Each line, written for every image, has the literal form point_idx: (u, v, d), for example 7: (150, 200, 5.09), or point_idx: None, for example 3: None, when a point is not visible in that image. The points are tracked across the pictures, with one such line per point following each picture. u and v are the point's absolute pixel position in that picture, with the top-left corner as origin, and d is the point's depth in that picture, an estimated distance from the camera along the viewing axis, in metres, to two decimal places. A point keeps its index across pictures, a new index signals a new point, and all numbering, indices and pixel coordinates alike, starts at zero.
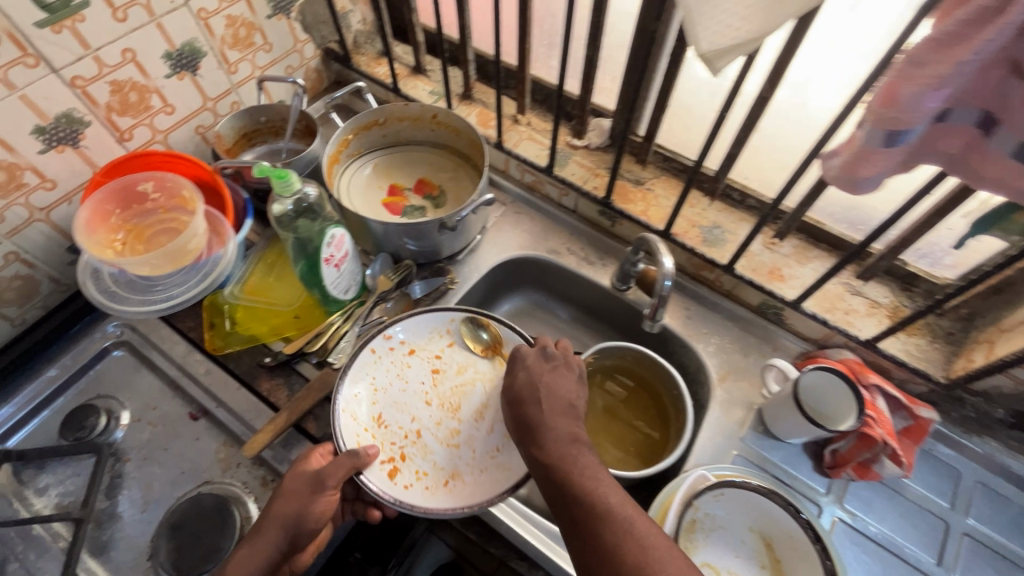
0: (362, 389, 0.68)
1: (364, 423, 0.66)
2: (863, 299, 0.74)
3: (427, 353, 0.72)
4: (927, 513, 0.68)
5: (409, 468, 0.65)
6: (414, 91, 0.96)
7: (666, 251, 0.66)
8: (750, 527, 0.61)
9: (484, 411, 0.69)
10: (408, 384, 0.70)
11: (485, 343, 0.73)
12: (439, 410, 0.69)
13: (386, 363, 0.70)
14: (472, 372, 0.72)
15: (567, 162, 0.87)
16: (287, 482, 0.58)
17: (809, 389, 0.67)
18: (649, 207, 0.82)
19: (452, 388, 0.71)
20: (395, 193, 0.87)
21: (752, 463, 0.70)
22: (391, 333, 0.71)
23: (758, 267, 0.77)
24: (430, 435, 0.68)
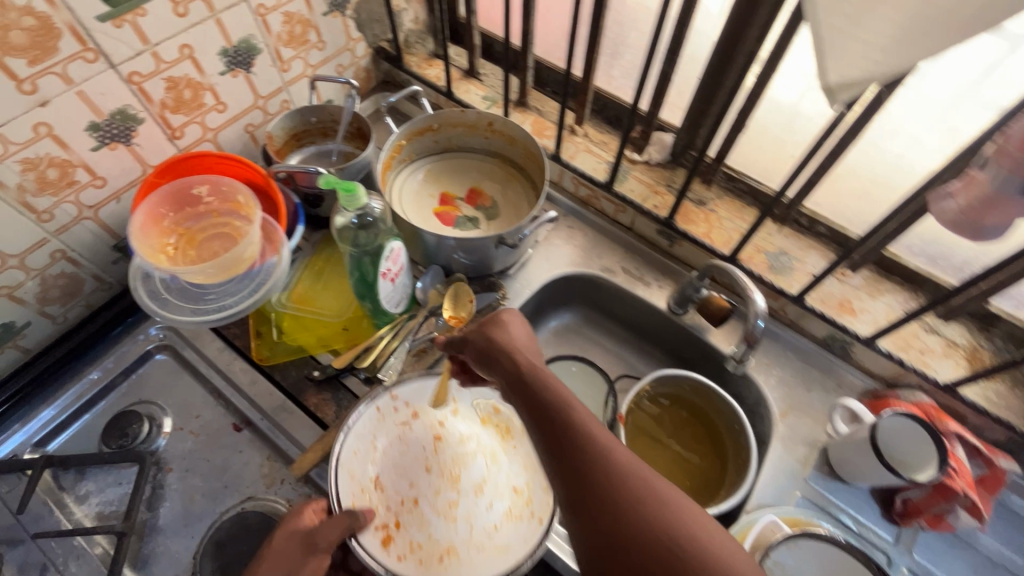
0: (361, 447, 0.62)
1: (362, 484, 0.60)
2: (939, 339, 0.70)
3: (430, 417, 0.66)
4: (1002, 569, 0.64)
5: (402, 539, 0.58)
6: (466, 95, 0.93)
7: (756, 287, 0.63)
8: None
9: (486, 486, 0.63)
10: (408, 447, 0.64)
11: (492, 412, 0.67)
12: (439, 479, 0.63)
13: (388, 423, 0.64)
14: (475, 443, 0.65)
15: (626, 177, 0.84)
16: (275, 542, 0.53)
17: (887, 434, 0.62)
18: (712, 229, 0.79)
19: (454, 457, 0.64)
20: (446, 202, 0.84)
21: (816, 506, 0.67)
22: (397, 393, 0.66)
23: (828, 299, 0.73)
24: (427, 505, 0.61)
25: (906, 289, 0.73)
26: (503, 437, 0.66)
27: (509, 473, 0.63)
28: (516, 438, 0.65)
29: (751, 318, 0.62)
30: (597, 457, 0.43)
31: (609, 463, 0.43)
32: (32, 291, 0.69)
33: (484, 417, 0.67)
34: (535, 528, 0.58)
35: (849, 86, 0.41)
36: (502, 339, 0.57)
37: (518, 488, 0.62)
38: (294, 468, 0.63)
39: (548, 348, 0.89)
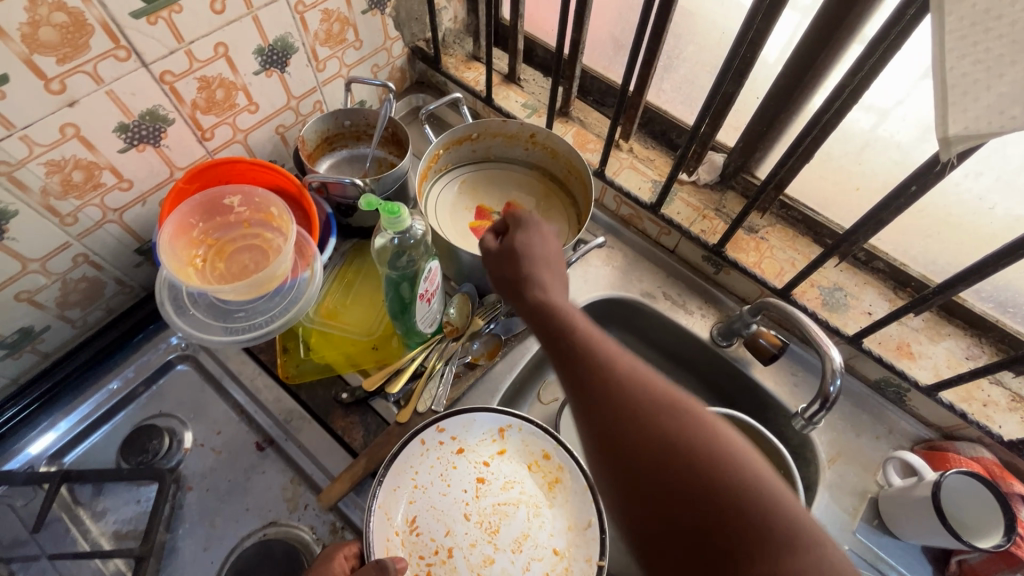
0: (401, 485, 0.61)
1: (397, 526, 0.59)
2: (1002, 390, 0.67)
3: (475, 456, 0.64)
4: None
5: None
6: (506, 101, 0.89)
7: (830, 339, 0.58)
8: None
9: (524, 544, 0.60)
10: (449, 488, 0.62)
11: (540, 458, 0.64)
12: (476, 529, 0.61)
13: (431, 459, 0.63)
14: (518, 491, 0.63)
15: (672, 198, 0.80)
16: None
17: (953, 495, 0.58)
18: (763, 258, 0.74)
19: (495, 506, 0.62)
20: (482, 216, 0.80)
21: (865, 562, 0.64)
22: (444, 426, 0.64)
23: (886, 342, 0.69)
24: (461, 558, 0.59)
25: (967, 334, 0.69)
26: (548, 488, 0.62)
27: (551, 533, 0.60)
28: (563, 492, 0.62)
29: (828, 377, 0.57)
30: (614, 381, 0.44)
31: (627, 385, 0.44)
32: (52, 295, 0.66)
33: (531, 461, 0.64)
34: None
35: (971, 139, 0.37)
36: (522, 254, 0.56)
37: (558, 552, 0.59)
38: (321, 497, 0.61)
39: None
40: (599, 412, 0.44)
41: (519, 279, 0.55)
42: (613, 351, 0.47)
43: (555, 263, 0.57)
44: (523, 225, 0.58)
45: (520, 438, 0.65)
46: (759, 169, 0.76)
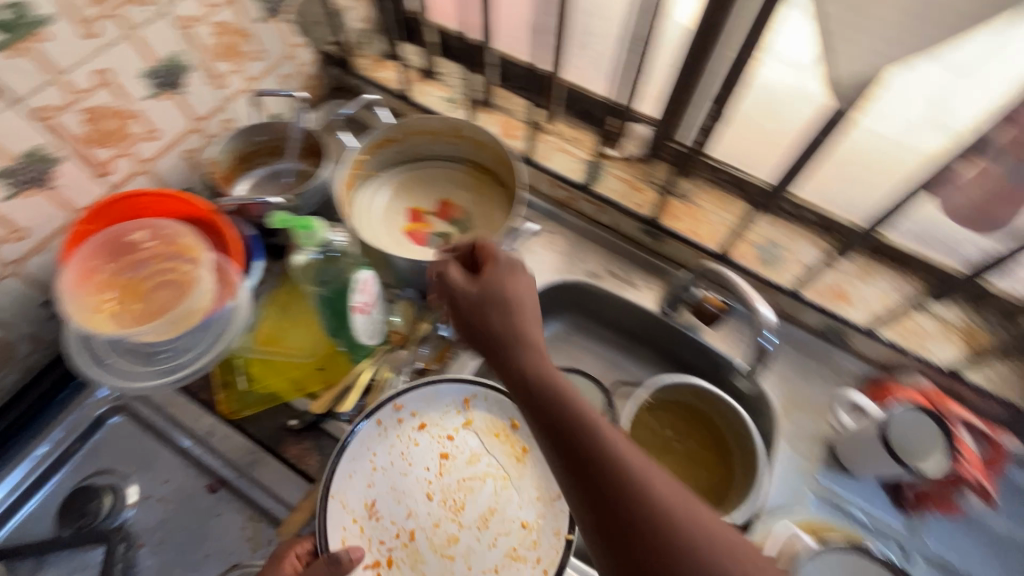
0: (357, 469, 0.61)
1: (355, 514, 0.59)
2: (932, 321, 0.69)
3: (438, 431, 0.64)
4: (1005, 544, 0.66)
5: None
6: (425, 97, 0.87)
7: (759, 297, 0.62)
8: None
9: (491, 519, 0.60)
10: (411, 467, 0.63)
11: (507, 427, 0.65)
12: (440, 508, 0.61)
13: (391, 437, 0.63)
14: (484, 465, 0.63)
15: (604, 175, 0.81)
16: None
17: (902, 433, 0.61)
18: (698, 224, 0.76)
19: (459, 482, 0.62)
20: (417, 219, 0.79)
21: (828, 504, 0.68)
22: (402, 404, 0.64)
23: (821, 288, 0.72)
24: (425, 538, 0.60)
25: None
26: (516, 460, 0.63)
27: (519, 505, 0.61)
28: (531, 464, 0.63)
29: None
30: (631, 498, 0.39)
31: (635, 496, 0.39)
32: None
33: (497, 432, 0.65)
34: None
35: None
36: (497, 330, 0.50)
37: (527, 524, 0.60)
38: (281, 532, 0.59)
39: None
40: (619, 538, 0.39)
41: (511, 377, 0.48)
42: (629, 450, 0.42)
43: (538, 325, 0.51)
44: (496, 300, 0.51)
45: (484, 408, 0.66)
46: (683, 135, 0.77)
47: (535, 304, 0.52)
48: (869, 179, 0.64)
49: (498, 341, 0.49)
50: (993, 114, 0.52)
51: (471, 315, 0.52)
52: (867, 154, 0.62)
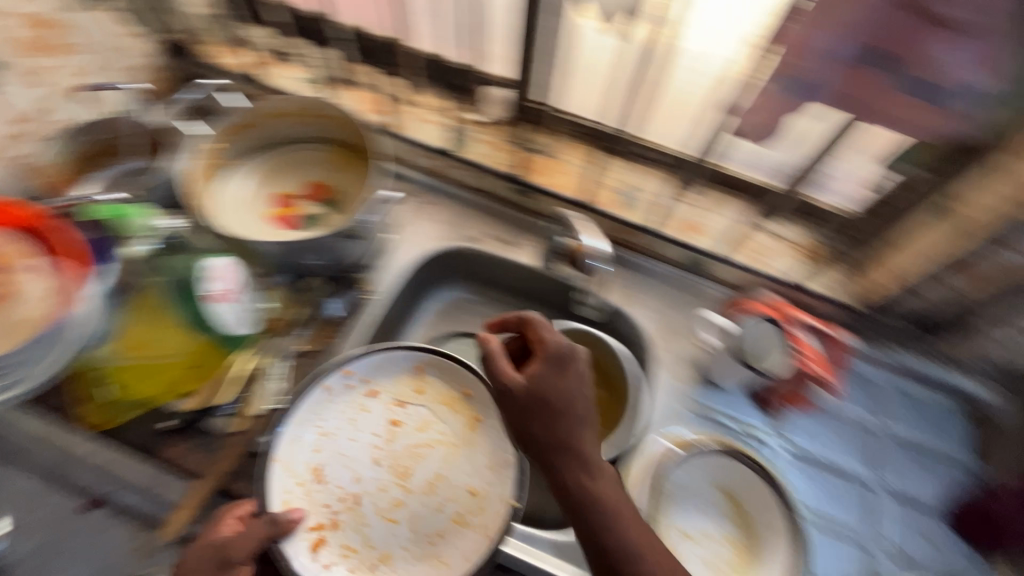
0: (306, 434, 0.64)
1: (301, 477, 0.62)
2: (776, 239, 0.78)
3: (387, 399, 0.68)
4: (854, 427, 0.76)
5: (337, 541, 0.61)
6: (281, 80, 0.86)
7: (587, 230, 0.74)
8: (712, 483, 0.65)
9: (438, 484, 0.64)
10: (359, 433, 0.66)
11: (461, 396, 0.69)
12: (388, 472, 0.65)
13: (340, 404, 0.66)
14: (431, 434, 0.67)
15: (473, 142, 0.85)
16: (185, 562, 0.54)
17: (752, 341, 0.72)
18: (557, 174, 0.83)
19: (408, 448, 0.66)
20: (286, 204, 0.78)
21: (700, 416, 0.75)
22: (352, 369, 0.68)
23: (674, 222, 0.80)
24: (370, 500, 0.63)
25: None
26: (468, 428, 0.67)
27: (464, 474, 0.65)
28: (480, 433, 0.66)
29: None
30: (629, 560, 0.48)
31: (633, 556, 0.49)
32: None
33: (450, 402, 0.68)
34: (479, 541, 0.60)
35: None
36: (534, 405, 0.52)
37: (472, 491, 0.63)
38: (166, 531, 0.58)
39: (436, 329, 0.86)
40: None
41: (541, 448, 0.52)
42: (633, 522, 0.50)
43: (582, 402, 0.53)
44: (547, 382, 0.53)
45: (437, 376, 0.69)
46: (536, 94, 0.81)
47: (583, 374, 0.55)
48: (686, 115, 0.70)
49: (534, 419, 0.52)
50: (761, 38, 0.56)
51: (511, 387, 0.53)
52: (686, 90, 0.66)
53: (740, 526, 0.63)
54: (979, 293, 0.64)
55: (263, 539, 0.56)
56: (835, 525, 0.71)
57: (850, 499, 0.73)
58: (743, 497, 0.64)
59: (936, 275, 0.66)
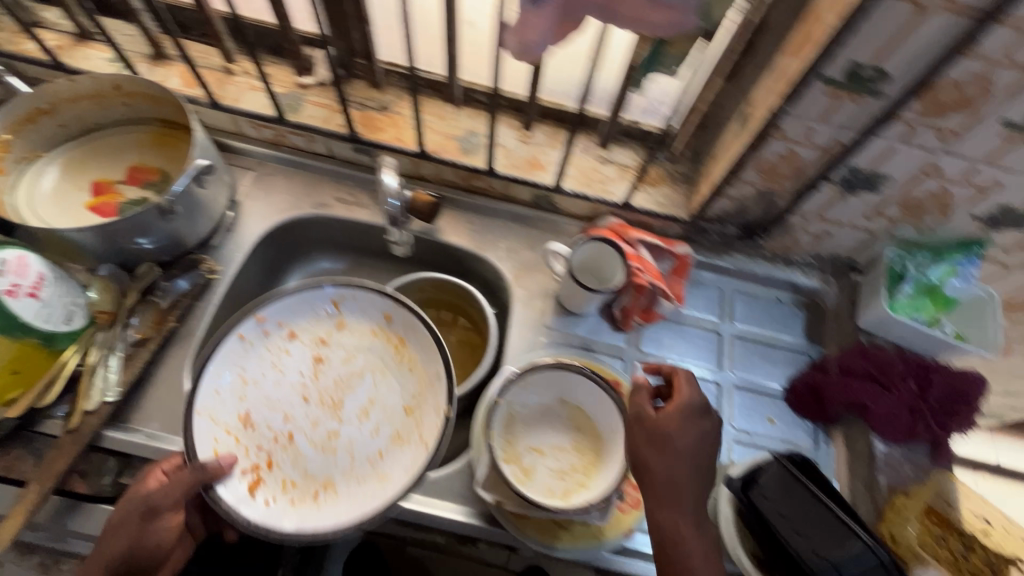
0: (227, 386, 0.66)
1: (229, 426, 0.64)
2: (613, 166, 0.83)
3: (309, 338, 0.70)
4: (703, 332, 0.82)
5: (274, 478, 0.64)
6: (87, 61, 0.81)
7: (388, 170, 0.74)
8: (562, 400, 0.69)
9: (371, 410, 0.69)
10: (284, 374, 0.69)
11: (382, 323, 0.71)
12: (318, 408, 0.69)
13: (259, 350, 0.68)
14: (357, 364, 0.71)
15: (303, 105, 0.83)
16: (115, 514, 0.59)
17: (586, 261, 0.78)
18: (400, 130, 0.83)
19: (336, 381, 0.70)
20: (102, 191, 0.75)
21: (560, 343, 0.79)
22: (265, 316, 0.68)
23: (518, 162, 0.82)
24: (303, 437, 0.67)
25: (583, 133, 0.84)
26: (394, 350, 0.71)
27: (395, 395, 0.70)
28: (407, 352, 0.70)
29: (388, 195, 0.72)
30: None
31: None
32: None
33: (372, 331, 0.71)
34: (419, 453, 0.64)
35: None
36: (647, 438, 0.58)
37: (404, 409, 0.68)
38: None
39: None
40: None
41: (636, 468, 0.58)
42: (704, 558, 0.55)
43: (697, 449, 0.58)
44: (691, 417, 0.59)
45: (353, 309, 0.71)
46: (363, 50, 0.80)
47: (711, 431, 0.59)
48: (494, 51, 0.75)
49: (642, 447, 0.58)
50: None
51: (641, 412, 0.60)
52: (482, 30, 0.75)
53: (588, 434, 0.68)
54: (771, 183, 0.70)
55: (190, 488, 0.58)
56: None
57: (706, 394, 0.78)
58: (591, 409, 0.68)
59: (741, 178, 0.71)
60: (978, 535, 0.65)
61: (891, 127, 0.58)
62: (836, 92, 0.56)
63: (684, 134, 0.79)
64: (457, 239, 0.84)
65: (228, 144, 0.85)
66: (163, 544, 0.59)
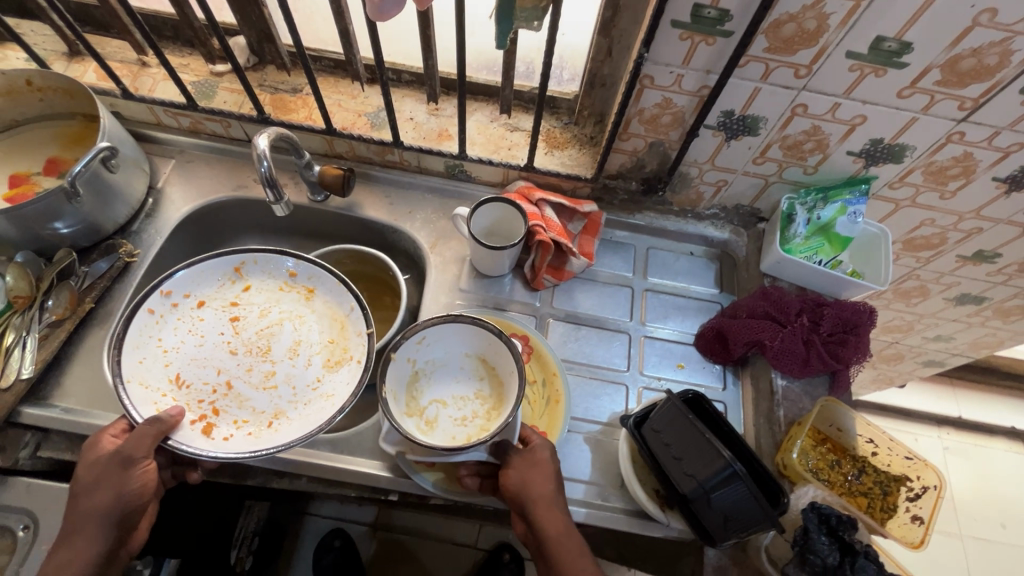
0: (148, 355, 0.67)
1: (162, 389, 0.66)
2: (520, 132, 0.85)
3: (219, 303, 0.73)
4: (615, 286, 0.84)
5: (225, 420, 0.66)
6: (4, 61, 0.83)
7: (263, 134, 0.66)
8: (466, 354, 0.71)
9: (298, 348, 0.73)
10: (204, 337, 0.72)
11: (287, 280, 0.75)
12: (247, 357, 0.72)
13: (172, 320, 0.70)
14: (274, 315, 0.75)
15: (215, 92, 0.85)
16: (83, 475, 0.57)
17: (495, 220, 0.80)
18: (311, 110, 0.85)
19: (259, 332, 0.74)
20: (20, 184, 0.78)
21: (474, 305, 0.81)
22: (170, 289, 0.70)
23: (427, 133, 0.84)
24: (241, 382, 0.70)
25: (490, 103, 0.87)
26: (305, 300, 0.75)
27: (316, 330, 0.74)
28: (318, 298, 0.75)
29: (258, 160, 0.64)
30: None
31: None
32: None
33: (280, 285, 0.75)
34: (355, 368, 0.69)
35: None
36: (517, 466, 0.60)
37: (328, 341, 0.73)
38: None
39: None
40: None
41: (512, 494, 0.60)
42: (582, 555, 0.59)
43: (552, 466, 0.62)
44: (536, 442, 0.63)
45: (256, 271, 0.75)
46: (268, 35, 0.83)
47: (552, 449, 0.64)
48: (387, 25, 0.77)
49: (513, 477, 0.60)
50: None
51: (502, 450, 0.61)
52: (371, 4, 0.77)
53: (490, 381, 0.71)
54: (658, 134, 0.73)
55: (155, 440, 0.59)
56: (608, 372, 0.77)
57: (619, 346, 0.79)
58: (490, 357, 0.69)
59: (629, 130, 0.73)
60: (865, 456, 0.71)
61: (746, 65, 0.61)
62: (688, 35, 0.59)
63: (582, 96, 0.81)
64: (375, 212, 0.86)
65: (150, 134, 0.88)
66: (151, 485, 0.59)
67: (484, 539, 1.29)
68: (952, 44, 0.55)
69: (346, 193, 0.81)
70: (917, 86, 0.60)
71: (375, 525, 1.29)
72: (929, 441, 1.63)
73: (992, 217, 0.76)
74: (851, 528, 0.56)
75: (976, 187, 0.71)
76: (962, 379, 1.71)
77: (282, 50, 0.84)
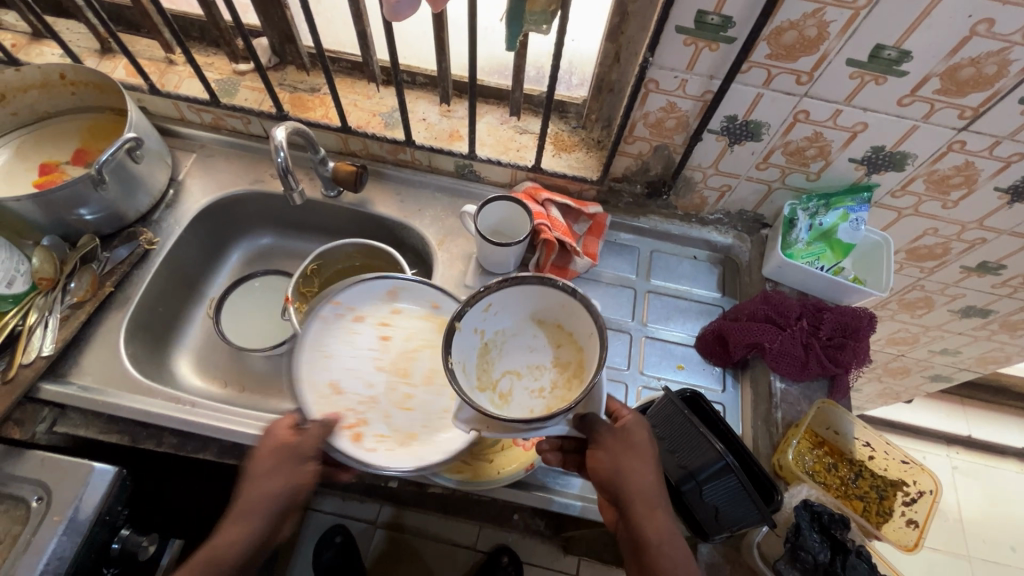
0: (313, 358, 0.64)
1: (320, 395, 0.62)
2: (529, 135, 0.87)
3: (375, 318, 0.68)
4: (618, 287, 0.85)
5: (370, 432, 0.62)
6: (40, 57, 0.88)
7: (280, 128, 0.69)
8: (535, 317, 0.59)
9: (437, 376, 0.67)
10: (360, 349, 0.66)
11: (433, 309, 0.70)
12: (391, 376, 0.66)
13: (336, 328, 0.66)
14: (420, 340, 0.68)
15: (237, 89, 0.89)
16: (265, 458, 0.57)
17: (502, 218, 0.82)
18: (328, 109, 0.88)
19: (404, 353, 0.67)
20: (48, 172, 0.82)
21: None
22: (340, 299, 0.67)
23: (438, 133, 0.87)
24: (385, 401, 0.64)
25: (500, 106, 0.89)
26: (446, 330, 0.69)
27: None
28: None
29: (275, 151, 0.67)
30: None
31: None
32: None
33: (427, 313, 0.70)
34: None
35: None
36: (616, 451, 0.54)
37: None
38: None
39: (251, 267, 0.96)
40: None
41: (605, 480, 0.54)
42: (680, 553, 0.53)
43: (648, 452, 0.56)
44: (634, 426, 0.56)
45: (411, 295, 0.70)
46: (288, 36, 0.86)
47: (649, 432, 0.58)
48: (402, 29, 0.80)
49: (611, 464, 0.54)
50: None
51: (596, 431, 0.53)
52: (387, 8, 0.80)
53: (569, 349, 0.57)
54: (662, 137, 0.75)
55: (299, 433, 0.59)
56: (609, 371, 0.78)
57: (621, 345, 0.80)
58: (568, 323, 0.57)
59: (635, 133, 0.75)
60: (863, 461, 0.73)
61: (749, 71, 0.63)
62: (691, 40, 0.61)
63: (590, 100, 0.83)
64: (386, 208, 0.89)
65: (173, 129, 0.92)
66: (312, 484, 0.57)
67: (483, 542, 1.28)
68: (952, 52, 0.56)
69: (359, 189, 0.84)
70: (917, 94, 0.61)
71: (376, 524, 1.29)
72: (937, 460, 1.61)
73: (994, 228, 0.76)
74: (841, 526, 0.61)
75: (978, 197, 0.72)
76: (972, 398, 1.69)
77: (302, 51, 0.87)
